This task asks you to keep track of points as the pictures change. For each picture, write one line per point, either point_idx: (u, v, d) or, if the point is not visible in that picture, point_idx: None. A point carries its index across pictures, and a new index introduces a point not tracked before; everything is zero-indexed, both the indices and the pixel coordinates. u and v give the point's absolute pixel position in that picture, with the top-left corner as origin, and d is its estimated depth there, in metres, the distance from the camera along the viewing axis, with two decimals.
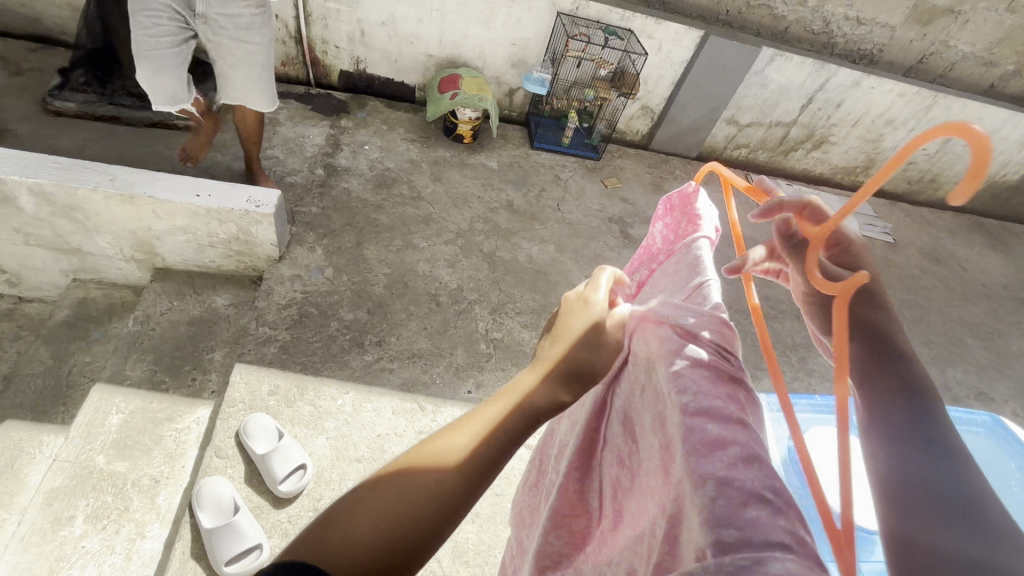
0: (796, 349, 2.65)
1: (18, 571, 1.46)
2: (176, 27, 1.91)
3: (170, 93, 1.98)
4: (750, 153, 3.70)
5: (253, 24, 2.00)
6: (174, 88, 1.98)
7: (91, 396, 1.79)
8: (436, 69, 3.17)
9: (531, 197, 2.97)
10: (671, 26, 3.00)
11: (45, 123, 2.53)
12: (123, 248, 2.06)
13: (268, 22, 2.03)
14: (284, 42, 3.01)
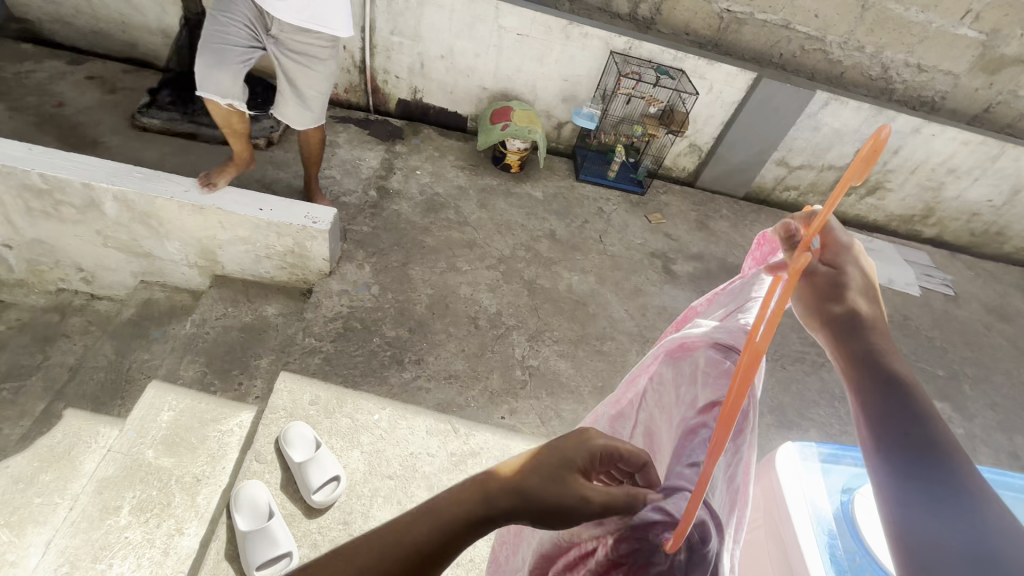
0: (844, 400, 2.52)
1: (64, 555, 1.53)
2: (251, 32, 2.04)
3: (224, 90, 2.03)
4: (800, 196, 3.62)
5: (324, 49, 2.12)
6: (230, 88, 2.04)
7: (147, 392, 1.89)
8: (489, 101, 3.29)
9: (574, 228, 2.99)
10: (723, 68, 3.02)
11: (132, 136, 2.77)
12: (189, 254, 2.20)
13: (336, 51, 2.15)
14: (349, 71, 3.21)
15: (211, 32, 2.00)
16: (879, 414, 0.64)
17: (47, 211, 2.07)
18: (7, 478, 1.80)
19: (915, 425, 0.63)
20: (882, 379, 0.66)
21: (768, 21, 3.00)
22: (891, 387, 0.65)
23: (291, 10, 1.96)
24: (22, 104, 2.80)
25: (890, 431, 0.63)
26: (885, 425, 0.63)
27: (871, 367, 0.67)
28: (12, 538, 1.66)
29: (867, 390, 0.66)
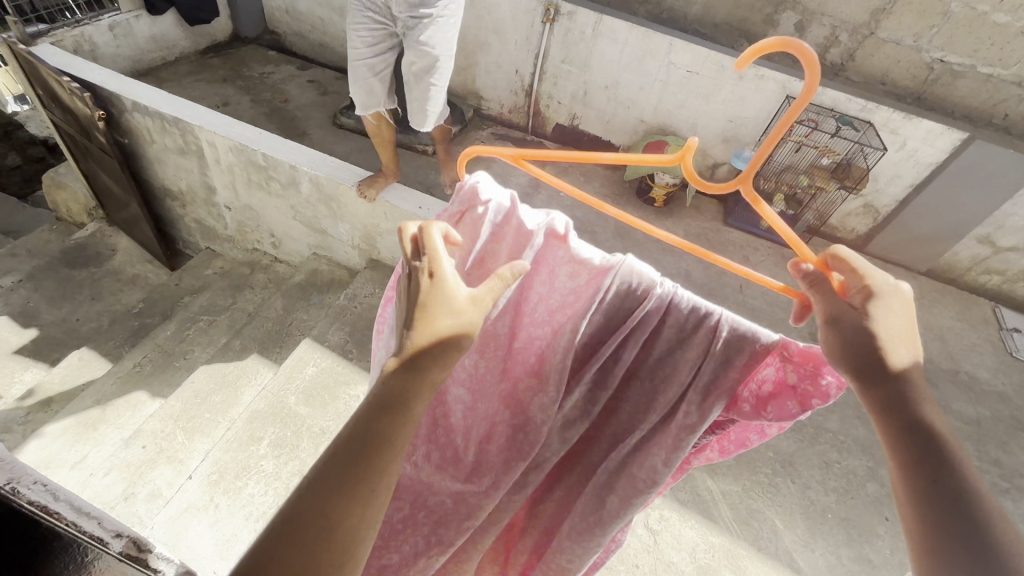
0: None
1: (216, 466, 1.82)
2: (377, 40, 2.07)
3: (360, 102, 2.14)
4: (1005, 283, 3.01)
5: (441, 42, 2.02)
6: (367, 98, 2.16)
7: (301, 347, 2.19)
8: (645, 133, 3.28)
9: (712, 273, 2.84)
10: (924, 124, 2.64)
11: (331, 132, 3.28)
12: (355, 237, 2.52)
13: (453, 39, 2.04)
14: (517, 93, 3.46)
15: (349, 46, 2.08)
16: (909, 470, 0.69)
17: (260, 183, 2.52)
18: (191, 391, 2.20)
19: (945, 483, 0.66)
20: (910, 428, 0.69)
21: (994, 76, 2.58)
22: (932, 449, 0.68)
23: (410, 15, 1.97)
24: (260, 98, 3.47)
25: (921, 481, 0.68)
26: (914, 483, 0.68)
27: (901, 416, 0.70)
28: (183, 440, 2.03)
29: (898, 445, 0.70)
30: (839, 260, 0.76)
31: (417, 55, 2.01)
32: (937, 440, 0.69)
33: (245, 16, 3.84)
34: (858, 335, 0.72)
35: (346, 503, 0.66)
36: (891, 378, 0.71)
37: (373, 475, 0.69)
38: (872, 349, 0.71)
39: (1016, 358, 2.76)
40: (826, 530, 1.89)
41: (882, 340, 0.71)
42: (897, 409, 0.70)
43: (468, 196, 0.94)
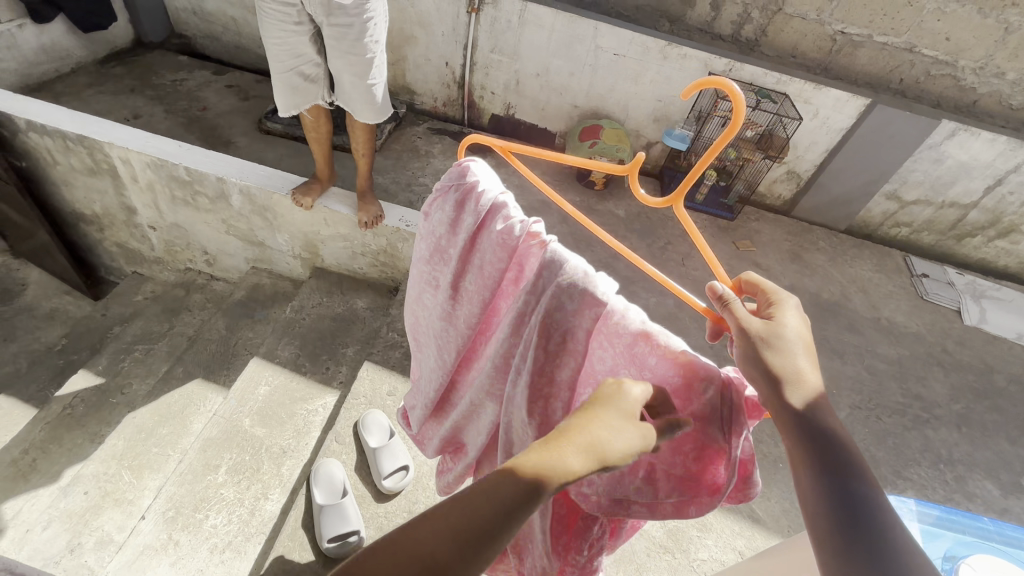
0: (951, 464, 2.25)
1: (171, 501, 1.73)
2: (299, 42, 1.85)
3: (295, 107, 1.98)
4: (911, 234, 3.31)
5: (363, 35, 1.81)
6: (301, 99, 1.98)
7: (250, 366, 2.10)
8: (579, 118, 3.33)
9: (655, 249, 2.95)
10: (832, 93, 2.84)
11: (258, 138, 3.12)
12: (295, 246, 2.42)
13: (375, 28, 1.82)
14: (449, 85, 3.42)
15: (269, 53, 1.88)
16: (809, 472, 0.69)
17: (186, 200, 2.37)
18: (133, 427, 2.07)
19: (845, 478, 0.68)
20: (814, 432, 0.71)
21: (889, 44, 2.80)
22: (821, 438, 0.71)
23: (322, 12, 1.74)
24: (174, 107, 3.25)
25: (822, 470, 0.69)
26: (817, 494, 0.68)
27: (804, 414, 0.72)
28: (132, 479, 1.91)
29: (800, 449, 0.71)
30: (749, 283, 0.85)
31: (349, 58, 1.83)
32: (841, 450, 0.70)
33: (148, 19, 3.56)
34: (760, 343, 0.76)
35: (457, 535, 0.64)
36: (791, 375, 0.74)
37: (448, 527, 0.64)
38: (764, 347, 0.76)
39: (927, 300, 3.05)
40: (780, 480, 2.03)
41: (775, 341, 0.76)
42: (804, 415, 0.71)
43: (466, 172, 0.97)
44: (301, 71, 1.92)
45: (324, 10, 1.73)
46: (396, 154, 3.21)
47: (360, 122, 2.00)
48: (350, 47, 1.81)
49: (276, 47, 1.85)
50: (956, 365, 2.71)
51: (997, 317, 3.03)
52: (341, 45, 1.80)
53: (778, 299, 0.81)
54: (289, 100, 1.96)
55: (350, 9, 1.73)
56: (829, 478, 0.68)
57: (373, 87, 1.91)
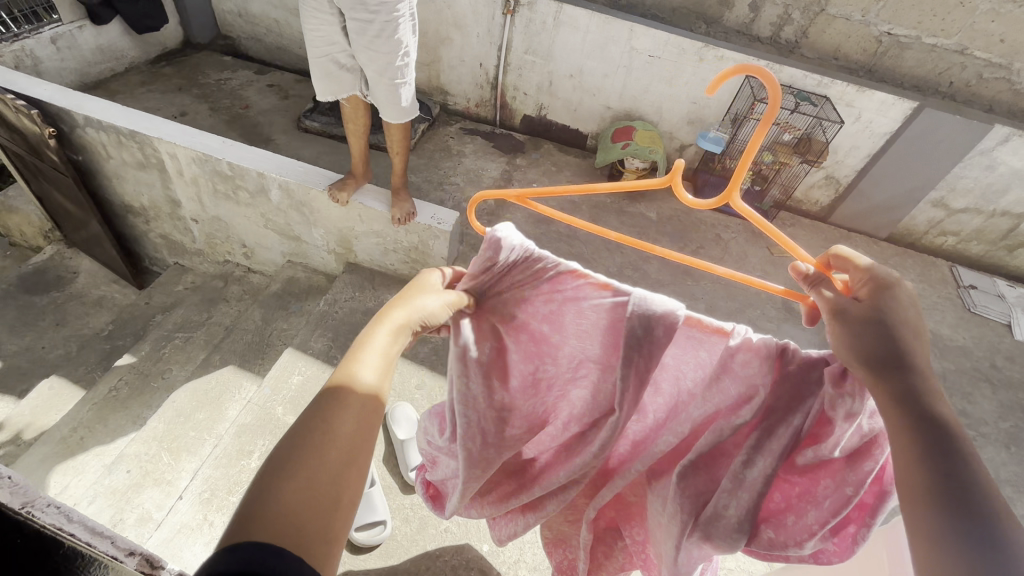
0: (997, 485, 2.14)
1: (207, 482, 1.79)
2: (333, 31, 1.90)
3: (331, 92, 2.03)
4: (959, 243, 3.17)
5: (395, 32, 1.84)
6: (336, 87, 2.03)
7: (284, 356, 2.16)
8: (612, 120, 3.32)
9: (687, 252, 2.91)
10: (876, 95, 2.75)
11: (296, 136, 3.21)
12: (330, 241, 2.48)
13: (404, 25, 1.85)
14: (482, 86, 3.45)
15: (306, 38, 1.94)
16: (931, 474, 0.61)
17: (228, 194, 2.46)
18: (172, 410, 2.14)
19: (980, 511, 0.56)
20: (937, 439, 0.63)
21: (938, 46, 2.70)
22: (943, 438, 0.63)
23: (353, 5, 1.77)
24: (218, 105, 3.37)
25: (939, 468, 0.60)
26: (930, 496, 0.59)
27: (917, 407, 0.65)
28: (170, 460, 1.98)
29: (926, 455, 0.62)
30: (841, 257, 0.81)
31: (377, 55, 1.86)
32: (955, 441, 0.62)
33: (196, 21, 3.71)
34: (869, 330, 0.72)
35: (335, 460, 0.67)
36: (898, 360, 0.69)
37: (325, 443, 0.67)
38: (871, 335, 0.72)
39: (975, 313, 2.91)
40: None
41: (876, 320, 0.72)
42: (914, 407, 0.65)
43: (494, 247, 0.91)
44: (335, 58, 1.96)
45: (348, 4, 1.77)
46: (429, 153, 3.26)
47: (385, 119, 2.02)
48: (371, 42, 1.84)
49: (312, 33, 1.92)
50: (1005, 381, 2.58)
51: None
52: (376, 42, 1.84)
53: (876, 276, 0.76)
54: (324, 85, 2.01)
55: (372, 6, 1.76)
56: (961, 516, 0.56)
57: (400, 87, 1.94)
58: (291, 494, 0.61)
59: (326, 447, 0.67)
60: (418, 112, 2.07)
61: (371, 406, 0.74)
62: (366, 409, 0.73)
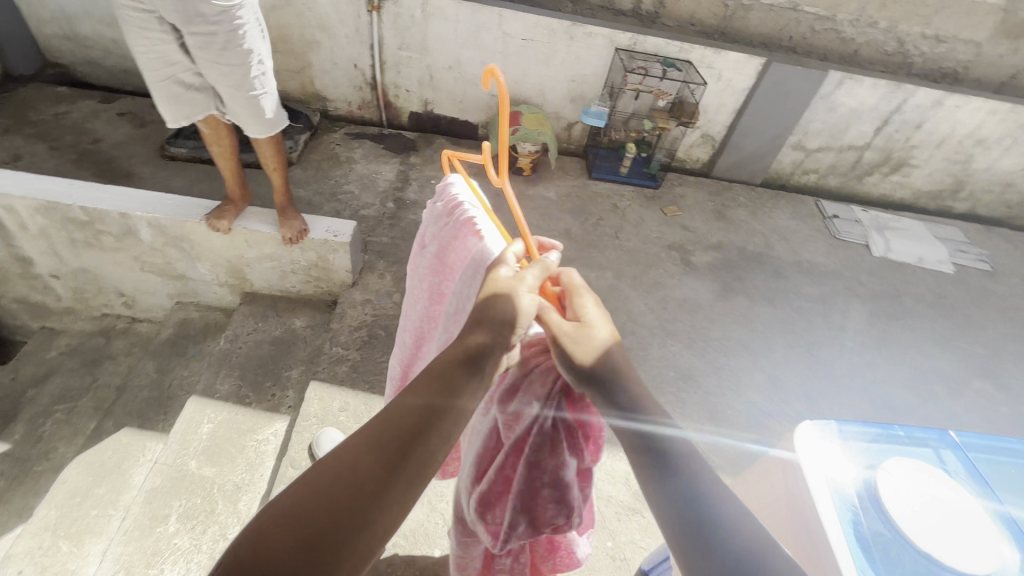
0: (876, 384, 2.45)
1: (119, 562, 1.61)
2: (170, 50, 1.74)
3: (183, 117, 1.85)
4: (820, 179, 3.56)
5: (240, 41, 1.72)
6: (188, 109, 1.85)
7: (187, 406, 1.99)
8: (498, 106, 3.35)
9: (589, 226, 3.01)
10: (730, 56, 2.99)
11: (161, 166, 2.92)
12: (220, 274, 2.31)
13: (249, 34, 1.74)
14: (361, 88, 3.33)
15: (138, 63, 1.75)
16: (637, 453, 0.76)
17: (88, 241, 2.20)
18: (65, 492, 1.91)
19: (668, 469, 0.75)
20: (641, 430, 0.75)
21: (774, 5, 2.98)
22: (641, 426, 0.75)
23: (183, 18, 1.63)
24: (61, 143, 2.98)
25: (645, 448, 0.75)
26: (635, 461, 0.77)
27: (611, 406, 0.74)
28: (71, 548, 1.76)
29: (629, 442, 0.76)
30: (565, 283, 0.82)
31: (228, 68, 1.73)
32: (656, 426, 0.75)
33: (14, 51, 3.24)
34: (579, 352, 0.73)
35: (356, 502, 0.65)
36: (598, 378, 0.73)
37: (353, 482, 0.67)
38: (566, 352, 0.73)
39: (841, 239, 3.29)
40: (729, 422, 2.15)
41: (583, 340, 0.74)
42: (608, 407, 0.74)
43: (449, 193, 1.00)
44: (179, 79, 1.80)
45: (183, 17, 1.63)
46: (316, 164, 3.10)
47: (252, 134, 1.90)
48: (219, 56, 1.71)
49: (146, 56, 1.74)
50: (870, 294, 2.95)
51: (902, 245, 3.31)
52: (222, 56, 1.71)
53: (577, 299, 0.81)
54: (173, 110, 1.83)
55: (210, 17, 1.64)
56: (649, 464, 0.75)
57: (260, 98, 1.82)
58: (292, 541, 0.61)
59: (343, 487, 0.66)
60: (288, 121, 1.98)
61: (389, 442, 0.70)
62: (381, 445, 0.70)
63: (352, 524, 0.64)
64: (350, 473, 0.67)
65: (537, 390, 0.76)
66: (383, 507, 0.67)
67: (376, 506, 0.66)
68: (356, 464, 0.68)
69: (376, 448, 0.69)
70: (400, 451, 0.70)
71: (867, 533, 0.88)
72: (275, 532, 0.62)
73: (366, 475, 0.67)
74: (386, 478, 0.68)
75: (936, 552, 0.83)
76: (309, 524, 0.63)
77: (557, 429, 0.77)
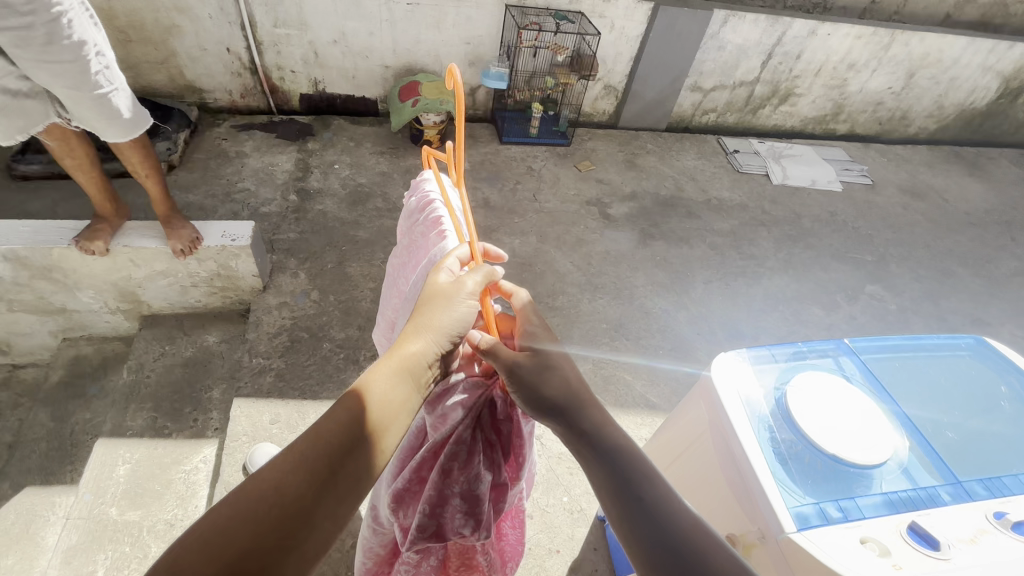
0: (786, 303, 2.66)
1: None
2: None
3: (18, 130, 1.59)
4: (719, 118, 3.71)
5: (67, 32, 1.47)
6: (22, 122, 1.59)
7: (95, 451, 1.80)
8: (395, 79, 3.18)
9: (507, 192, 2.97)
10: (620, 3, 2.99)
11: (12, 188, 2.53)
12: (107, 300, 2.06)
13: (76, 21, 1.50)
14: (240, 74, 3.03)
15: None
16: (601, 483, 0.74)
17: None
18: None
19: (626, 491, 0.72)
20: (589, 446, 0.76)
21: None
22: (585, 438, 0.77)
23: None
24: None
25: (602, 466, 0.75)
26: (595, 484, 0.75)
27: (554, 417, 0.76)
28: None
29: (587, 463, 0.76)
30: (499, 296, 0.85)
31: (61, 66, 1.49)
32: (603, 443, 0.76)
33: None
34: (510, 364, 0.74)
35: (281, 526, 0.62)
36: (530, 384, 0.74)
37: (278, 503, 0.63)
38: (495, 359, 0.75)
39: (743, 173, 3.48)
40: (661, 362, 2.25)
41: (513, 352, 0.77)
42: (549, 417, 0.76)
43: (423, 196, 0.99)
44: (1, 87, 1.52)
45: None
46: (202, 164, 2.82)
47: (110, 139, 1.70)
48: (45, 54, 1.46)
49: None
50: (774, 221, 3.16)
51: (797, 170, 3.55)
52: (49, 52, 1.46)
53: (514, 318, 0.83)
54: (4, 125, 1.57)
55: (20, 7, 1.38)
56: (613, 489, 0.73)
57: (111, 96, 1.62)
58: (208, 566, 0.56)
59: (268, 508, 0.62)
60: (150, 118, 1.79)
61: (324, 460, 0.67)
62: (315, 463, 0.66)
63: (275, 549, 0.61)
64: (278, 492, 0.63)
65: (462, 396, 0.74)
66: (311, 530, 0.64)
67: (302, 528, 0.63)
68: (284, 482, 0.64)
69: (306, 465, 0.66)
70: (332, 469, 0.67)
71: (782, 446, 0.95)
72: (186, 549, 0.57)
73: (296, 494, 0.64)
74: (314, 499, 0.65)
75: (841, 450, 0.90)
76: (227, 544, 0.58)
77: (476, 439, 0.75)
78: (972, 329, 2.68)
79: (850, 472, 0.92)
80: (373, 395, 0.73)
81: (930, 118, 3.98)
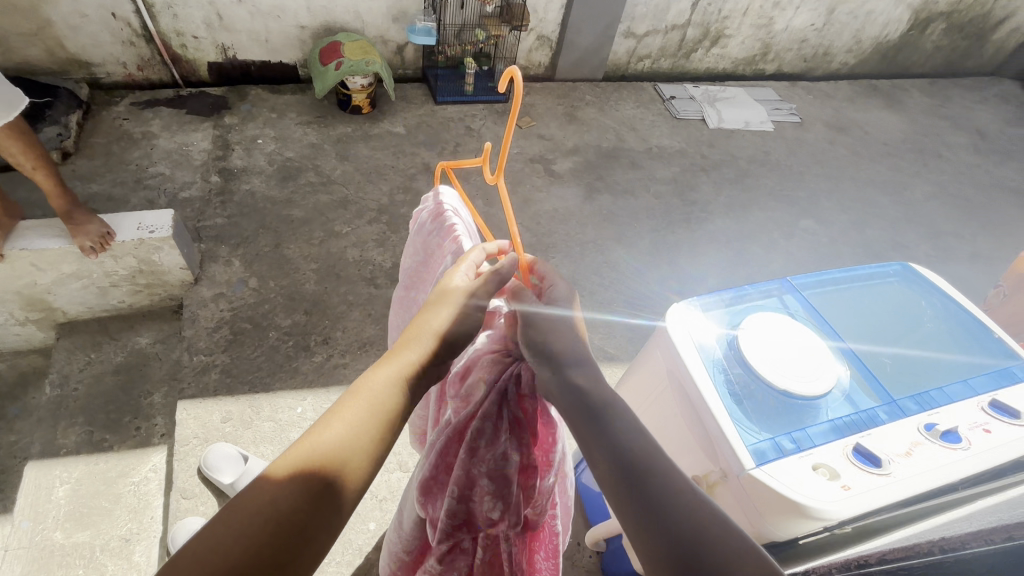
0: (728, 244, 2.75)
1: None
2: None
3: None
4: (654, 64, 3.69)
5: None
6: None
7: (27, 475, 1.66)
8: (313, 40, 2.93)
9: (447, 155, 2.86)
10: None
11: None
12: (13, 310, 1.86)
13: None
14: (133, 43, 2.70)
15: None
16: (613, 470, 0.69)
17: None
18: None
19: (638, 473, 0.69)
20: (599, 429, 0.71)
21: None
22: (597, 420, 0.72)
23: None
24: None
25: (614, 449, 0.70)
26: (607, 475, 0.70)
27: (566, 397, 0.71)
28: None
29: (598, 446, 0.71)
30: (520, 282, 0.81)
31: None
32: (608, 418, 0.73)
33: None
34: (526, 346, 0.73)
35: (276, 542, 0.60)
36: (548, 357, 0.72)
37: (271, 518, 0.60)
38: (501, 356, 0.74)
39: (681, 119, 3.50)
40: (616, 314, 2.29)
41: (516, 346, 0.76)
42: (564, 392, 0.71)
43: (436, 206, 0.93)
44: None
45: None
46: (103, 149, 2.52)
47: None
48: None
49: None
50: (712, 165, 3.22)
51: (731, 113, 3.61)
52: None
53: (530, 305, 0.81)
54: None
55: None
56: (623, 473, 0.69)
57: None
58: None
59: (261, 524, 0.60)
60: (26, 103, 1.60)
61: (319, 469, 0.64)
62: (310, 472, 0.64)
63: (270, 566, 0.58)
64: (269, 506, 0.60)
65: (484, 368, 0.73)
66: (307, 543, 0.61)
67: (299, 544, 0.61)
68: (275, 495, 0.61)
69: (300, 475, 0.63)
70: (326, 477, 0.64)
71: (736, 385, 0.99)
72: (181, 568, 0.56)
73: (292, 509, 0.61)
74: (309, 512, 0.62)
75: (790, 385, 0.95)
76: (221, 561, 0.57)
77: (502, 414, 0.72)
78: (893, 253, 2.88)
79: (798, 405, 0.97)
80: (366, 397, 0.70)
81: (850, 54, 4.13)
